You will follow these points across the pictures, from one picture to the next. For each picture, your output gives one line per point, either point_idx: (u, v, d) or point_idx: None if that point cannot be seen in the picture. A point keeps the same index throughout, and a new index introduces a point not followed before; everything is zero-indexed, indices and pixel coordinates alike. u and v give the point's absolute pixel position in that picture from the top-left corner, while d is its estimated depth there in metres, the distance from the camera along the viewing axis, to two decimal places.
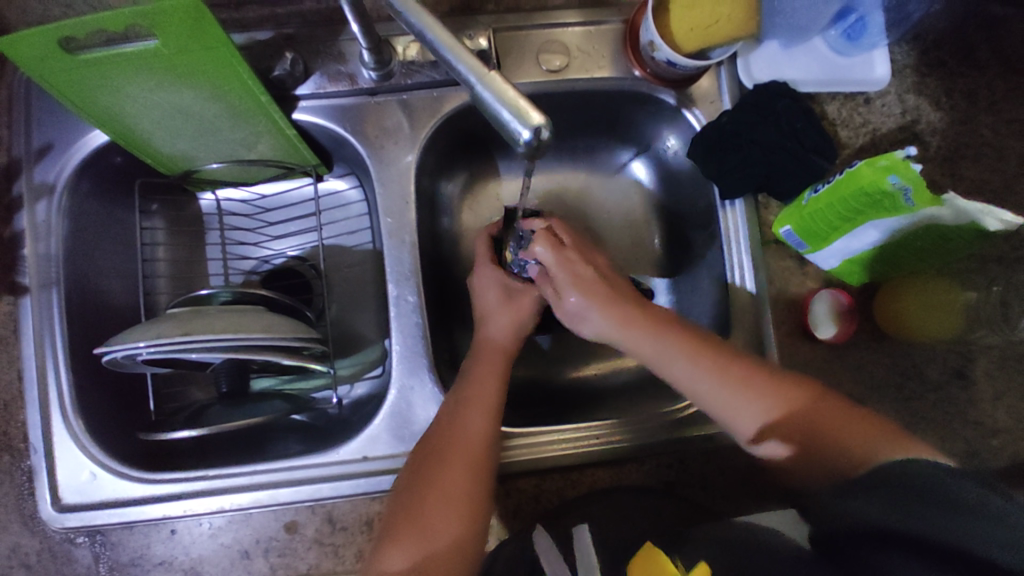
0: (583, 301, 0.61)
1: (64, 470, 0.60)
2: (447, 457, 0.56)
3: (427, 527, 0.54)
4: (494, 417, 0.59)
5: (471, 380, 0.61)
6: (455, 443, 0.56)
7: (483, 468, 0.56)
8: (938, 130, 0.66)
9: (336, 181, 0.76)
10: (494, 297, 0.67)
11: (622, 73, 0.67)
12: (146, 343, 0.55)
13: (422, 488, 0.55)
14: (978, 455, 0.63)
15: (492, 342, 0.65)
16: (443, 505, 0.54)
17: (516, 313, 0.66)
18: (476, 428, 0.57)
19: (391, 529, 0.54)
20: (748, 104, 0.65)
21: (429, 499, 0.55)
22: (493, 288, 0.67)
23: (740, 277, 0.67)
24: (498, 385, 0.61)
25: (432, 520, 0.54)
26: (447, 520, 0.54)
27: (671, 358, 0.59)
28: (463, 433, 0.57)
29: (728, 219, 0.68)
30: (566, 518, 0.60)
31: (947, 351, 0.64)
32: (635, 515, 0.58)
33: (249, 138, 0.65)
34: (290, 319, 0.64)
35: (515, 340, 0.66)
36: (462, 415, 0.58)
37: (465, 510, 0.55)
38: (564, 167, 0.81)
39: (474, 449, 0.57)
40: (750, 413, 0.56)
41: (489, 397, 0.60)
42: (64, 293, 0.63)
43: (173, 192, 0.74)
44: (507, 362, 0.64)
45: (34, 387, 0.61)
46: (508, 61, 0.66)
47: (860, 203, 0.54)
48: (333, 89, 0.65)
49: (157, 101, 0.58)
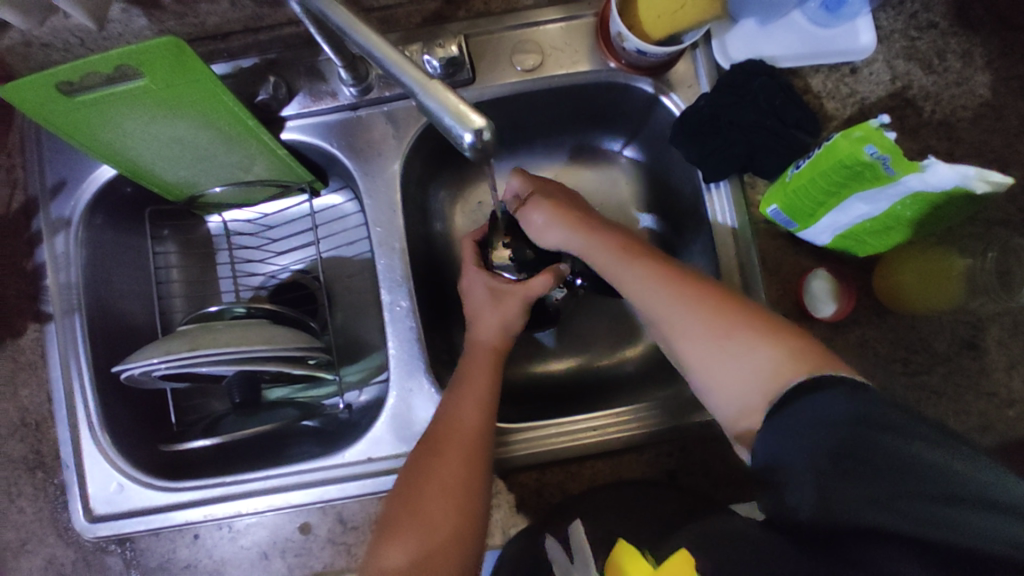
0: (544, 216, 0.66)
1: (94, 483, 0.65)
2: (443, 450, 0.57)
3: (427, 519, 0.54)
4: (488, 404, 0.61)
5: (463, 379, 0.62)
6: (450, 435, 0.58)
7: (480, 457, 0.58)
8: (932, 93, 0.64)
9: (331, 196, 0.79)
10: (485, 300, 0.68)
11: (597, 66, 0.67)
12: (157, 359, 0.58)
13: (420, 482, 0.56)
14: (993, 429, 0.61)
15: (482, 343, 0.66)
16: (441, 496, 0.55)
17: (508, 312, 0.67)
18: (471, 418, 0.59)
19: (391, 525, 0.55)
20: (723, 86, 0.64)
21: (431, 489, 0.56)
22: (481, 288, 0.68)
23: (723, 214, 0.67)
24: (490, 379, 0.63)
25: (431, 511, 0.55)
26: (446, 511, 0.55)
27: (630, 273, 0.61)
28: (457, 425, 0.59)
29: (717, 206, 0.67)
30: (569, 514, 0.60)
31: (954, 322, 0.62)
32: (640, 509, 0.58)
33: (244, 161, 0.68)
34: (292, 331, 0.67)
35: (505, 339, 0.67)
36: (456, 408, 0.60)
37: (463, 501, 0.56)
38: (551, 162, 0.82)
39: (471, 441, 0.58)
40: (700, 346, 0.57)
41: (483, 393, 0.61)
42: (85, 318, 0.67)
43: (181, 217, 0.78)
44: (498, 362, 0.65)
45: (63, 407, 0.66)
46: (483, 64, 0.67)
47: (840, 175, 0.53)
48: (317, 107, 0.68)
49: (153, 133, 0.62)
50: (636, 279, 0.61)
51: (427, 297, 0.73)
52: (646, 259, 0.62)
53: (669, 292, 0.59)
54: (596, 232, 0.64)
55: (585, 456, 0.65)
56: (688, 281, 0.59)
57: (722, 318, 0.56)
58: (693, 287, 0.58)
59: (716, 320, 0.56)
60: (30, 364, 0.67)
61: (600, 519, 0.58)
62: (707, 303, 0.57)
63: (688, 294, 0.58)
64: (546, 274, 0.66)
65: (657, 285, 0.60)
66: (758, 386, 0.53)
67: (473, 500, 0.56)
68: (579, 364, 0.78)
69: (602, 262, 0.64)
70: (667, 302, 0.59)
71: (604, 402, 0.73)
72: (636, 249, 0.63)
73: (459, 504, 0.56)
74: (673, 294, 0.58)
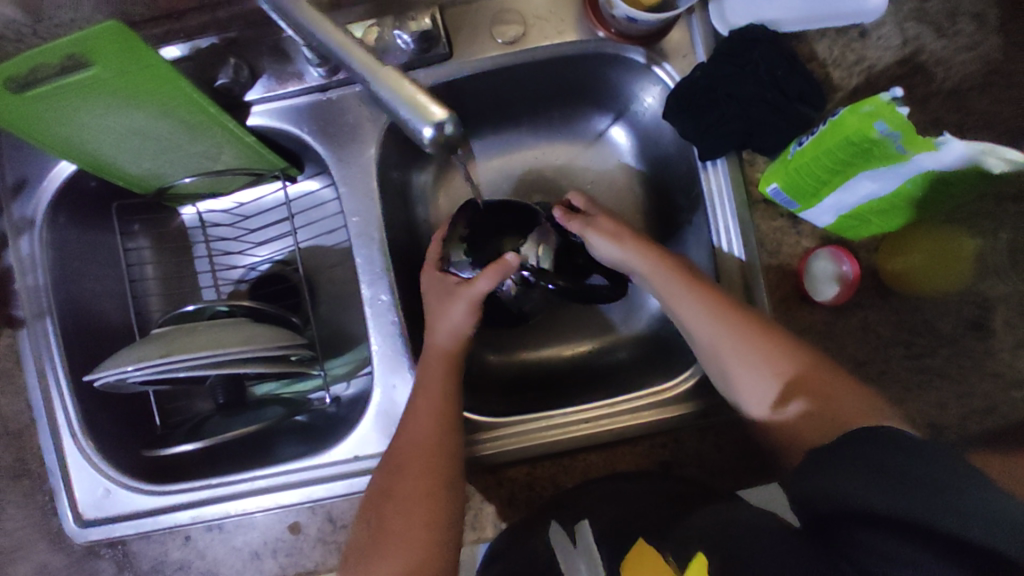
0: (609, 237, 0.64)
1: (81, 489, 0.64)
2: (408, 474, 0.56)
3: (392, 548, 0.54)
4: (448, 418, 0.59)
5: (420, 394, 0.59)
6: (415, 457, 0.57)
7: (443, 462, 0.57)
8: (944, 59, 0.59)
9: (308, 182, 0.76)
10: (435, 308, 0.64)
11: (585, 36, 0.62)
12: (133, 366, 0.55)
13: (384, 508, 0.55)
14: (1000, 412, 0.58)
15: (436, 347, 0.62)
16: (404, 524, 0.55)
17: (458, 322, 0.63)
18: (431, 423, 0.58)
19: (363, 549, 0.55)
20: (721, 54, 0.59)
21: (396, 501, 0.56)
22: (433, 292, 0.65)
23: (726, 241, 0.63)
24: (450, 391, 0.60)
25: (396, 541, 0.54)
26: (410, 539, 0.54)
27: (671, 288, 0.61)
28: (418, 436, 0.58)
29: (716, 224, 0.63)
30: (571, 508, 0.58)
31: (961, 302, 0.59)
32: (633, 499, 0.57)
33: (211, 150, 0.64)
34: (272, 328, 0.64)
35: (460, 343, 0.63)
36: (414, 426, 0.58)
37: (427, 527, 0.55)
38: (537, 141, 0.77)
39: (431, 460, 0.57)
40: (753, 370, 0.57)
41: (444, 394, 0.60)
42: (57, 321, 0.65)
43: (152, 210, 0.75)
44: (456, 370, 0.62)
45: (43, 414, 0.64)
46: (460, 39, 0.63)
47: (847, 153, 0.49)
48: (284, 90, 0.64)
49: (112, 126, 0.58)
50: (680, 293, 0.60)
51: (409, 288, 0.70)
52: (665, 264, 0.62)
53: (706, 309, 0.59)
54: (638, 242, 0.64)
55: (579, 449, 0.63)
56: (702, 287, 0.60)
57: (734, 323, 0.57)
58: (708, 295, 0.59)
59: (738, 335, 0.57)
60: (5, 371, 0.66)
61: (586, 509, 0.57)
62: (746, 325, 0.57)
63: (727, 315, 0.58)
64: (489, 270, 0.62)
65: (699, 304, 0.59)
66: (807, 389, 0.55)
67: (442, 506, 0.56)
68: (571, 349, 0.76)
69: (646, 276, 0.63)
70: (709, 319, 0.59)
71: (596, 389, 0.71)
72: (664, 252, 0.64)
73: (427, 513, 0.55)
74: (711, 313, 0.58)
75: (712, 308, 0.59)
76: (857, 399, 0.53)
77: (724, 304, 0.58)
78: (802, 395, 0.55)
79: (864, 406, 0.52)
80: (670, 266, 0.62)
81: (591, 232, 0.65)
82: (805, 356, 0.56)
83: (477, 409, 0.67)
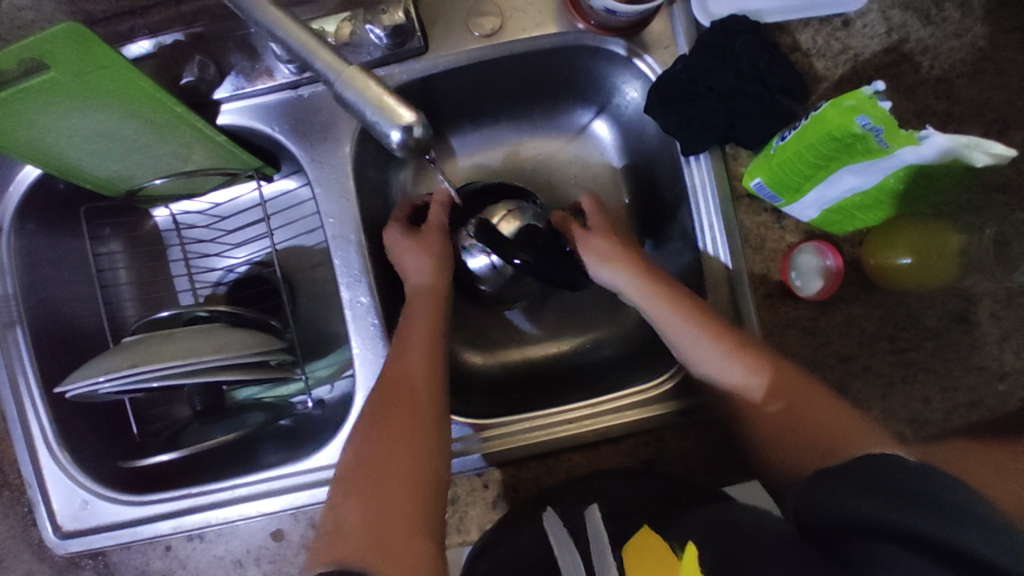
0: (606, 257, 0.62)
1: (58, 501, 0.63)
2: (395, 407, 0.56)
3: (382, 484, 0.53)
4: (432, 351, 0.60)
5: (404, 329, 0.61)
6: (402, 389, 0.57)
7: (428, 398, 0.57)
8: (929, 47, 0.58)
9: (285, 181, 0.74)
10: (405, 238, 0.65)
11: (564, 27, 0.61)
12: (105, 377, 0.54)
13: (374, 443, 0.55)
14: (984, 404, 0.59)
15: (419, 286, 0.63)
16: (395, 458, 0.54)
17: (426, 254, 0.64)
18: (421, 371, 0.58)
19: (350, 485, 0.53)
20: (702, 46, 0.58)
21: (382, 455, 0.54)
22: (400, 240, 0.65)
23: (711, 244, 0.61)
24: (431, 327, 0.61)
25: (387, 477, 0.53)
26: (401, 473, 0.53)
27: (662, 312, 0.58)
28: (403, 372, 0.58)
29: (704, 236, 0.61)
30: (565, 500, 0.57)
31: (946, 296, 0.58)
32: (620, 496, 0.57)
33: (181, 151, 0.62)
34: (249, 335, 0.63)
35: (442, 280, 0.65)
36: (401, 361, 0.58)
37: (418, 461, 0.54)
38: (519, 135, 0.75)
39: (418, 391, 0.57)
40: (748, 387, 0.56)
41: (428, 344, 0.60)
42: (29, 330, 0.63)
43: (124, 213, 0.73)
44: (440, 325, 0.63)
45: (17, 425, 0.63)
46: (436, 31, 0.61)
47: (830, 148, 0.48)
48: (252, 88, 0.62)
49: (73, 131, 0.55)
50: (671, 315, 0.58)
51: (389, 289, 0.69)
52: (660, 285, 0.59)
53: (703, 335, 0.56)
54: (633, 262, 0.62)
55: (563, 449, 0.63)
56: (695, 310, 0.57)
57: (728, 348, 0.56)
58: (701, 318, 0.57)
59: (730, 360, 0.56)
60: None
61: (575, 503, 0.56)
62: (738, 349, 0.56)
63: (721, 341, 0.56)
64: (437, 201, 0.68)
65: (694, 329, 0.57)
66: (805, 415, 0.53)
67: (428, 462, 0.54)
68: (556, 347, 0.75)
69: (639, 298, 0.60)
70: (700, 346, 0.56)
71: (581, 387, 0.71)
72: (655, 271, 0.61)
73: (414, 469, 0.54)
74: (706, 338, 0.56)
75: (707, 333, 0.56)
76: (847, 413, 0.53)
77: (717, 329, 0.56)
78: (798, 419, 0.54)
79: (851, 427, 0.52)
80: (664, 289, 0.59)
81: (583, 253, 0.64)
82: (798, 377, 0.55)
83: (459, 410, 0.66)
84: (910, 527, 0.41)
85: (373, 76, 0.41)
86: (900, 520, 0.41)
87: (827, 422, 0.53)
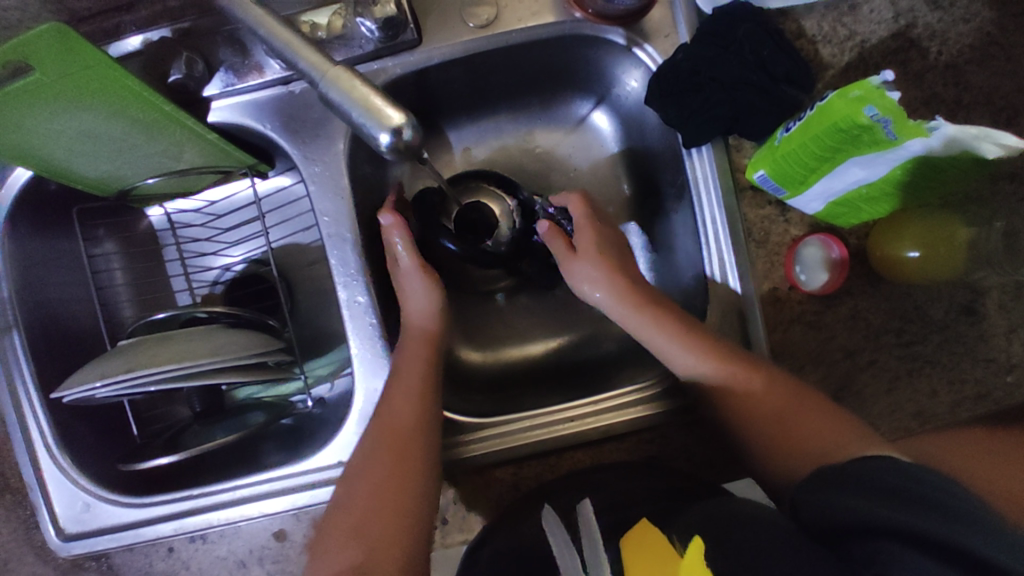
0: (594, 269, 0.64)
1: (59, 504, 0.62)
2: (384, 449, 0.57)
3: (370, 527, 0.54)
4: (423, 393, 0.59)
5: (398, 368, 0.60)
6: (391, 433, 0.57)
7: (416, 441, 0.57)
8: (936, 33, 0.56)
9: (279, 178, 0.73)
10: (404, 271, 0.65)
11: (561, 16, 0.59)
12: (101, 382, 0.53)
13: (362, 487, 0.56)
14: (990, 396, 0.58)
15: (414, 328, 0.64)
16: (383, 504, 0.55)
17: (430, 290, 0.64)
18: (406, 408, 0.58)
19: (338, 527, 0.55)
20: (704, 34, 0.56)
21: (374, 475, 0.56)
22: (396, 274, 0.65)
23: (720, 272, 0.60)
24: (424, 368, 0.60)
25: (375, 518, 0.55)
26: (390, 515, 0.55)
27: (649, 331, 0.60)
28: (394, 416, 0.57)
29: (711, 262, 0.61)
30: (566, 494, 0.57)
31: (953, 288, 0.57)
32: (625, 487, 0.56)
33: (172, 150, 0.60)
34: (246, 336, 0.62)
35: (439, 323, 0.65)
36: (392, 403, 0.58)
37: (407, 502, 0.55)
38: (517, 127, 0.74)
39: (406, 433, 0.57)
40: (741, 398, 0.56)
41: (420, 376, 0.60)
42: (25, 333, 0.63)
43: (117, 213, 0.72)
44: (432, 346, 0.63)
45: (17, 429, 0.62)
46: (429, 22, 0.59)
47: (835, 139, 0.47)
48: (244, 84, 0.60)
49: (60, 132, 0.54)
50: (657, 334, 0.60)
51: (387, 287, 0.68)
52: (648, 302, 0.61)
53: (690, 349, 0.58)
54: (617, 280, 0.63)
55: (564, 448, 0.62)
56: (683, 326, 0.59)
57: (714, 358, 0.57)
58: (690, 334, 0.59)
59: (718, 369, 0.57)
60: None
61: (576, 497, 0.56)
62: (726, 359, 0.57)
63: (706, 351, 0.57)
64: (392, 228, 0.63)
65: (680, 345, 0.58)
66: (799, 423, 0.54)
67: (413, 506, 0.55)
68: (557, 342, 0.74)
69: (624, 317, 0.62)
70: (688, 358, 0.58)
71: (583, 383, 0.70)
72: (640, 287, 0.63)
73: (398, 512, 0.55)
74: (692, 349, 0.58)
75: (694, 346, 0.58)
76: (842, 420, 0.53)
77: (702, 343, 0.58)
78: (793, 429, 0.54)
79: (846, 430, 0.52)
80: (652, 307, 0.61)
81: (576, 268, 0.64)
82: (793, 390, 0.55)
83: (459, 409, 0.65)
84: (921, 530, 0.39)
85: (358, 75, 0.40)
86: (908, 521, 0.40)
87: (819, 429, 0.53)
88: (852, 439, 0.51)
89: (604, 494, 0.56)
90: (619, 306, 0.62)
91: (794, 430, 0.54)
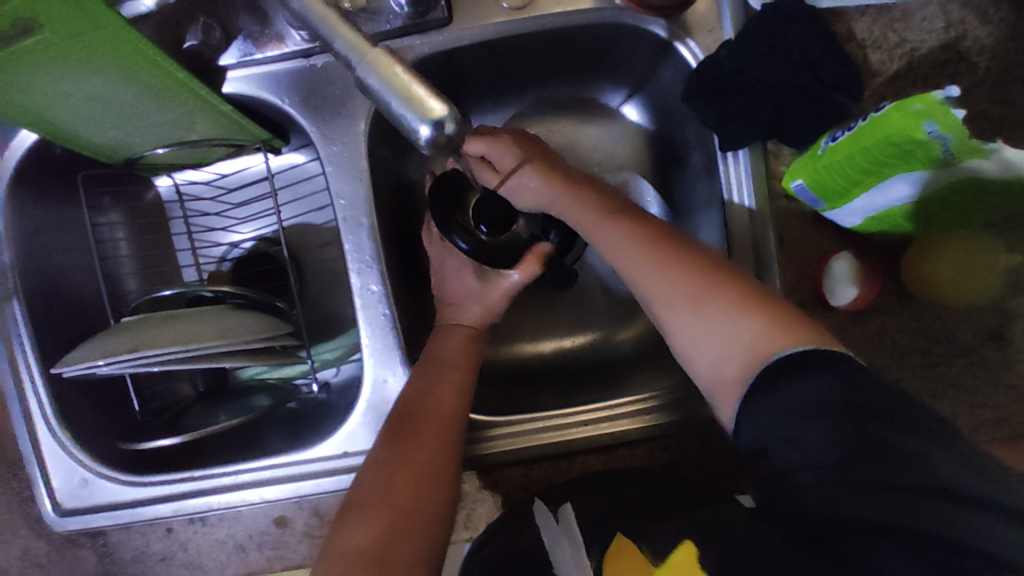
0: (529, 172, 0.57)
1: (56, 479, 0.61)
2: (417, 430, 0.54)
3: (398, 505, 0.50)
4: (466, 389, 0.58)
5: (440, 360, 0.59)
6: (427, 417, 0.55)
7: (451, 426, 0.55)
8: (987, 47, 0.54)
9: (293, 155, 0.70)
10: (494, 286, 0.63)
11: (600, 2, 0.56)
12: (105, 361, 0.51)
13: (391, 466, 0.52)
14: (1009, 422, 0.57)
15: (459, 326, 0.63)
16: (415, 483, 0.51)
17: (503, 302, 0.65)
18: (449, 398, 0.57)
19: (358, 506, 0.50)
20: (751, 31, 0.53)
21: (416, 461, 0.52)
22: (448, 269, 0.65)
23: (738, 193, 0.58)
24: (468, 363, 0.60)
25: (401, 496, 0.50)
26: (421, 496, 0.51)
27: (599, 230, 0.55)
28: (440, 405, 0.56)
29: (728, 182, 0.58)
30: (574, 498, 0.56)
31: (983, 312, 0.56)
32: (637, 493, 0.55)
33: (184, 119, 0.58)
34: (253, 316, 0.60)
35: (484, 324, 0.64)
36: (434, 391, 0.57)
37: (435, 484, 0.52)
38: (542, 115, 0.71)
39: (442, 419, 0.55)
40: (676, 301, 0.49)
41: (465, 372, 0.59)
42: (26, 303, 0.60)
43: (123, 182, 0.69)
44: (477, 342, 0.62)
45: (15, 400, 0.61)
46: (461, 2, 0.56)
47: (886, 154, 0.45)
48: (263, 54, 0.58)
49: (68, 97, 0.51)
50: (607, 232, 0.54)
51: (401, 275, 0.66)
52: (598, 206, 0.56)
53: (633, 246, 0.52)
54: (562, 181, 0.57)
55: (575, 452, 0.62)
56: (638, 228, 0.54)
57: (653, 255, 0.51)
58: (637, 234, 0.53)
59: (655, 266, 0.51)
60: None
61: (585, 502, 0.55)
62: (665, 257, 0.51)
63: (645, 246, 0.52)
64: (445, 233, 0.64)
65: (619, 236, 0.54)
66: (728, 330, 0.46)
67: (437, 487, 0.52)
68: (569, 340, 0.73)
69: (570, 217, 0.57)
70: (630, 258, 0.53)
71: (593, 384, 0.69)
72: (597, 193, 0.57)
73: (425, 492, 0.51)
74: (635, 244, 0.53)
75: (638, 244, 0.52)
76: (778, 319, 0.45)
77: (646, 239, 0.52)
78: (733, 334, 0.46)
79: (786, 329, 0.44)
80: (606, 211, 0.55)
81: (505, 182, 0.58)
82: (741, 292, 0.47)
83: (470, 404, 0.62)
84: None
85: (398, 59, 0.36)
86: None
87: (750, 327, 0.45)
88: (787, 335, 0.43)
89: (614, 497, 0.55)
90: (561, 204, 0.57)
91: (732, 332, 0.46)
